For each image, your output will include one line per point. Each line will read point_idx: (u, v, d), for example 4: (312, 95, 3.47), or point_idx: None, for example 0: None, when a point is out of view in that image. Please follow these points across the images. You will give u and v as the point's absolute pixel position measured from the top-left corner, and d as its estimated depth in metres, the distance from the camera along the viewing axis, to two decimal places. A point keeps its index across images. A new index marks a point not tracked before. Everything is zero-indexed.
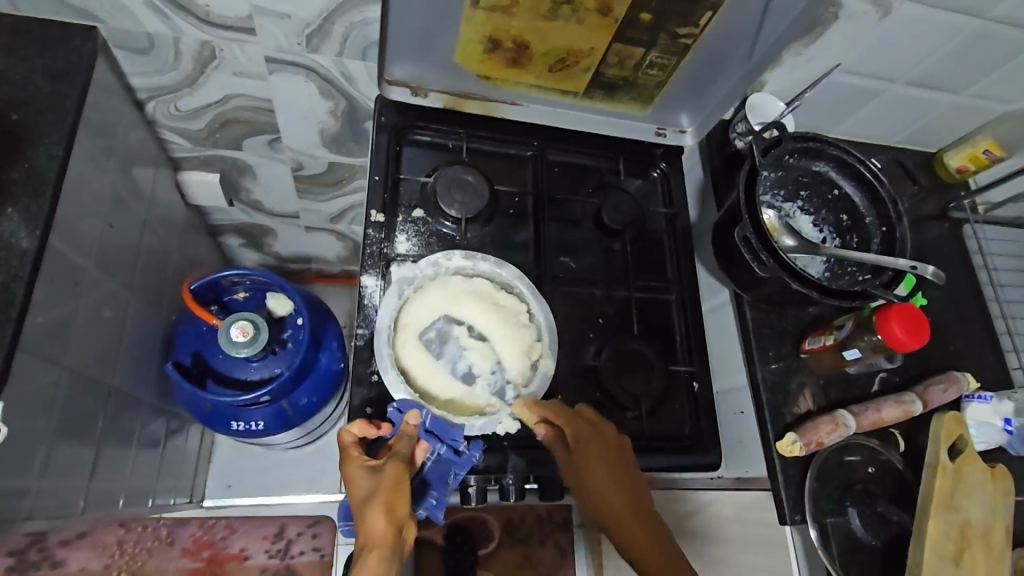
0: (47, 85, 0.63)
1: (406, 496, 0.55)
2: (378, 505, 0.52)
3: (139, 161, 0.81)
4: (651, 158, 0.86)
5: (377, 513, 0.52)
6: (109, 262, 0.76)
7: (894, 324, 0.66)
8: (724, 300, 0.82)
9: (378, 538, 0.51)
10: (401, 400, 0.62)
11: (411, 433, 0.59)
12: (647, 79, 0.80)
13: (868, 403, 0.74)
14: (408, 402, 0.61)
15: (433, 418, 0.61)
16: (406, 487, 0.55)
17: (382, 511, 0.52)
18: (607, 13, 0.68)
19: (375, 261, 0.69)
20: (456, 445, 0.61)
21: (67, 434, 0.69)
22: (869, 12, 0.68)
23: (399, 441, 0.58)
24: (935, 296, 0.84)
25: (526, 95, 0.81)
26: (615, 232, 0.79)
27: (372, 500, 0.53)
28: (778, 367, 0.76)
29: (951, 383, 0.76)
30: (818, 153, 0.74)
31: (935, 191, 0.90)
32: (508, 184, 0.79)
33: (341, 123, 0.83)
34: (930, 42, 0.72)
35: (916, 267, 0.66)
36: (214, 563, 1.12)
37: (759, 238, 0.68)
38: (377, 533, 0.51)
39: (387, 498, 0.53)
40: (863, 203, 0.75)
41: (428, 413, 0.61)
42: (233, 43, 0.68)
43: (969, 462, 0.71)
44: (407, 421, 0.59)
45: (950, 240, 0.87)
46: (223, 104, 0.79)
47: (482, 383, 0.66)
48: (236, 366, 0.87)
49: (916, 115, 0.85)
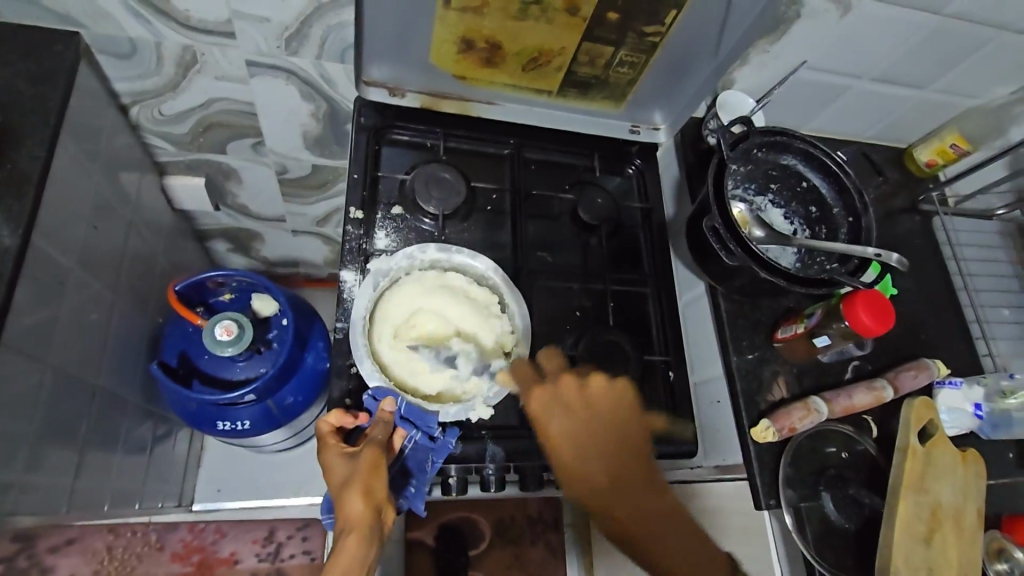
0: (30, 89, 0.65)
1: (383, 479, 0.57)
2: (356, 488, 0.55)
3: (124, 166, 0.83)
4: (626, 155, 0.88)
5: (355, 496, 0.54)
6: (93, 263, 0.77)
7: (861, 311, 0.68)
8: (699, 293, 0.83)
9: (356, 519, 0.53)
10: (375, 387, 0.63)
11: (386, 420, 0.60)
12: (618, 78, 0.83)
13: (840, 389, 0.76)
14: (382, 389, 0.63)
15: (408, 404, 0.63)
16: (383, 470, 0.57)
17: (360, 494, 0.54)
18: (575, 12, 0.70)
19: (354, 256, 0.71)
20: (431, 431, 0.63)
21: (51, 433, 0.70)
22: (829, 9, 0.70)
23: (374, 427, 0.60)
24: (906, 286, 0.86)
25: (501, 94, 0.83)
26: (592, 228, 0.81)
27: (350, 484, 0.55)
28: (753, 357, 0.77)
29: (921, 368, 0.77)
30: (785, 147, 0.76)
31: (906, 185, 0.92)
32: (486, 181, 0.81)
33: (323, 125, 0.85)
34: (891, 39, 0.75)
35: (880, 254, 0.68)
36: (204, 567, 1.12)
37: (727, 229, 0.69)
38: (355, 515, 0.53)
39: (364, 482, 0.55)
40: (831, 195, 0.77)
41: (403, 400, 0.63)
42: (213, 48, 0.70)
43: (939, 445, 0.73)
44: (382, 408, 0.61)
45: (921, 232, 0.89)
46: (205, 108, 0.80)
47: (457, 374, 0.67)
48: (221, 366, 0.88)
49: (883, 110, 0.87)
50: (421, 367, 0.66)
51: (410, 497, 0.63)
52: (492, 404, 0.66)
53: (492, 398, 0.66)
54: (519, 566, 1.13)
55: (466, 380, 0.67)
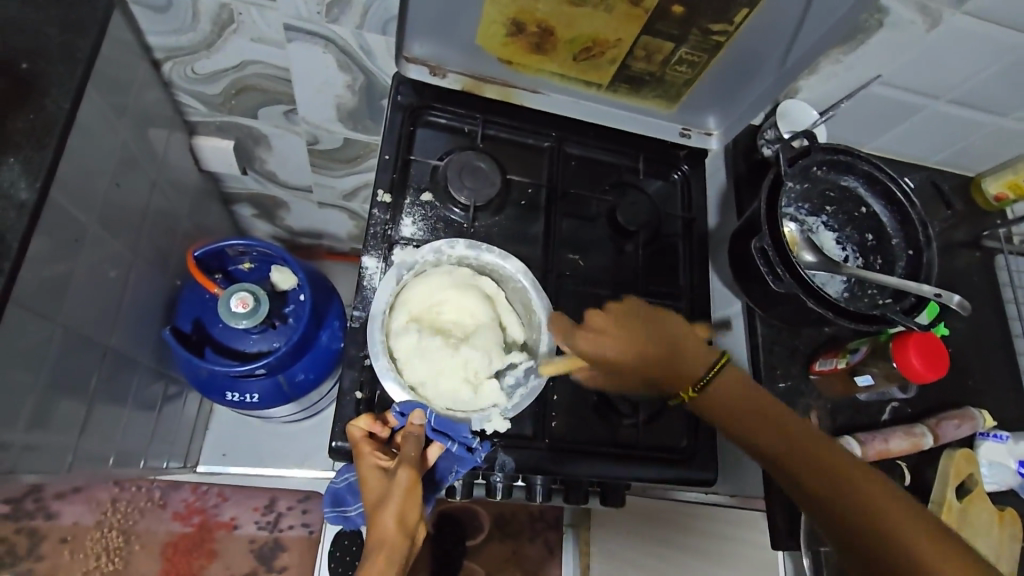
0: (59, 36, 0.62)
1: (418, 502, 0.54)
2: (389, 508, 0.52)
3: (154, 122, 0.80)
4: (674, 159, 0.84)
5: (388, 517, 0.52)
6: (113, 221, 0.75)
7: (911, 353, 0.64)
8: (736, 312, 0.79)
9: (387, 540, 0.51)
10: (402, 403, 0.60)
11: (417, 434, 0.58)
12: (675, 76, 0.78)
13: (876, 432, 0.71)
14: (410, 404, 0.60)
15: (439, 416, 0.59)
16: (419, 491, 0.55)
17: (393, 514, 0.52)
18: (637, 3, 0.65)
19: (377, 242, 0.68)
20: (469, 443, 0.60)
21: (57, 390, 0.69)
22: (917, 21, 0.64)
23: (406, 442, 0.57)
24: (959, 327, 0.80)
25: (547, 83, 0.79)
26: (629, 233, 0.77)
27: (384, 503, 0.53)
28: (785, 387, 0.73)
29: (966, 418, 0.72)
30: (848, 167, 0.71)
31: (969, 217, 0.86)
32: (522, 173, 0.77)
33: (359, 99, 0.81)
34: (977, 60, 0.68)
35: (940, 295, 0.62)
36: (204, 529, 1.13)
37: (777, 252, 0.65)
38: (386, 537, 0.51)
39: (398, 500, 0.53)
40: (892, 224, 0.71)
41: (432, 412, 0.59)
42: (252, 7, 0.66)
43: (976, 501, 0.68)
44: (411, 421, 0.58)
45: (980, 270, 0.83)
46: (239, 70, 0.77)
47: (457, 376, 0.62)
48: (234, 337, 0.87)
49: (955, 136, 0.80)
50: (428, 350, 0.63)
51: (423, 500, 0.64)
52: (509, 416, 0.63)
53: (509, 411, 0.62)
54: (516, 562, 1.11)
55: (458, 387, 0.62)
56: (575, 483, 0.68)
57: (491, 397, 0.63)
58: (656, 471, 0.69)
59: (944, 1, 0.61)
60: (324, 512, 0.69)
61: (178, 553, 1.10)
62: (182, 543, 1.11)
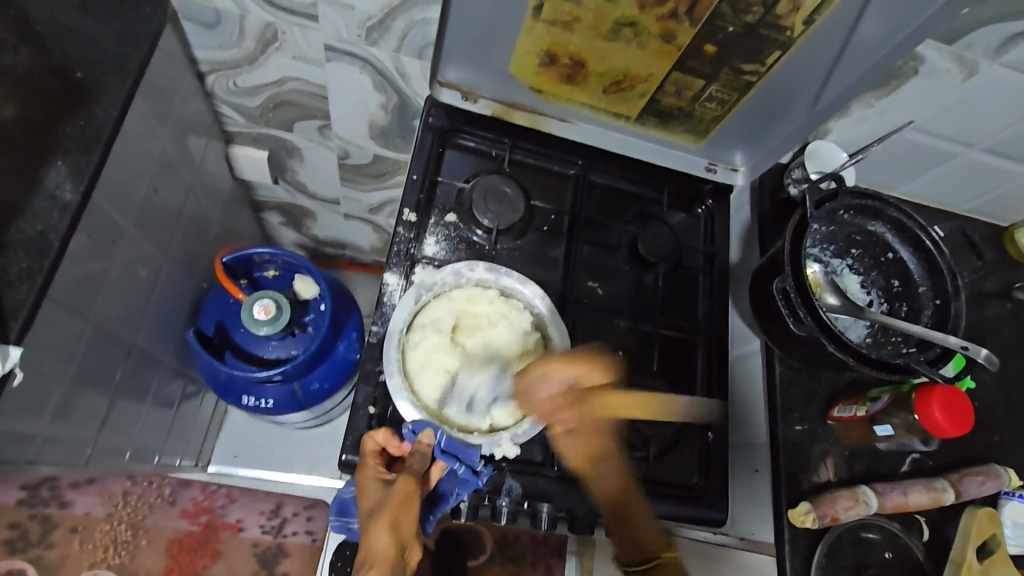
0: (114, 47, 0.65)
1: (413, 516, 0.55)
2: (384, 520, 0.53)
3: (194, 130, 0.83)
4: (698, 193, 0.84)
5: (382, 529, 0.53)
6: (148, 223, 0.78)
7: (933, 406, 0.63)
8: (753, 349, 0.78)
9: (381, 552, 0.52)
10: (415, 420, 0.61)
11: (424, 451, 0.59)
12: (704, 112, 0.78)
13: (895, 484, 0.69)
14: (422, 422, 0.61)
15: (449, 438, 0.61)
16: (414, 506, 0.56)
17: (386, 527, 0.53)
18: (670, 40, 0.67)
19: (400, 260, 0.70)
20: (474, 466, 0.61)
21: (84, 383, 0.71)
22: (952, 69, 0.64)
23: (411, 456, 0.59)
24: (986, 381, 0.77)
25: (576, 112, 0.80)
26: (649, 264, 0.77)
27: (380, 515, 0.54)
28: (802, 430, 0.72)
29: (991, 476, 0.70)
30: (875, 213, 0.71)
31: (1000, 267, 0.83)
32: (546, 200, 0.78)
33: (391, 118, 0.83)
34: (1010, 113, 0.67)
35: (967, 347, 0.61)
36: (211, 529, 0.96)
37: (798, 293, 0.64)
38: (379, 550, 0.52)
39: (394, 513, 0.54)
40: (918, 270, 0.70)
41: (443, 433, 0.61)
42: (296, 27, 0.69)
43: (999, 562, 0.68)
44: (420, 439, 0.59)
45: (1011, 321, 0.81)
46: (279, 86, 0.80)
47: (465, 402, 0.64)
48: (255, 342, 0.89)
49: (986, 187, 0.78)
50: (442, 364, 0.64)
51: (424, 519, 0.64)
52: (519, 443, 0.64)
53: (519, 437, 0.63)
54: None
55: (464, 406, 0.64)
56: (582, 513, 0.65)
57: (496, 425, 0.64)
58: (666, 505, 0.68)
59: (981, 51, 0.62)
60: (328, 522, 0.70)
61: (182, 551, 0.91)
62: (187, 541, 0.92)
